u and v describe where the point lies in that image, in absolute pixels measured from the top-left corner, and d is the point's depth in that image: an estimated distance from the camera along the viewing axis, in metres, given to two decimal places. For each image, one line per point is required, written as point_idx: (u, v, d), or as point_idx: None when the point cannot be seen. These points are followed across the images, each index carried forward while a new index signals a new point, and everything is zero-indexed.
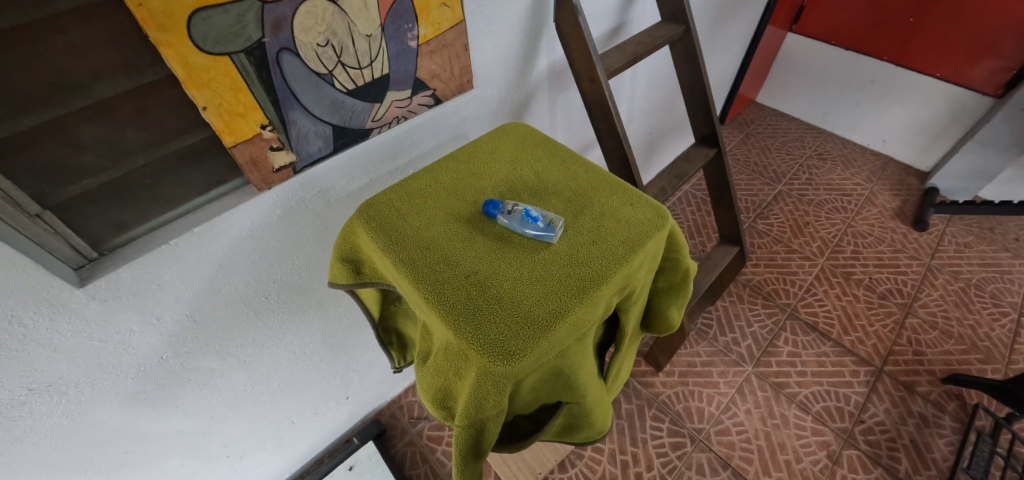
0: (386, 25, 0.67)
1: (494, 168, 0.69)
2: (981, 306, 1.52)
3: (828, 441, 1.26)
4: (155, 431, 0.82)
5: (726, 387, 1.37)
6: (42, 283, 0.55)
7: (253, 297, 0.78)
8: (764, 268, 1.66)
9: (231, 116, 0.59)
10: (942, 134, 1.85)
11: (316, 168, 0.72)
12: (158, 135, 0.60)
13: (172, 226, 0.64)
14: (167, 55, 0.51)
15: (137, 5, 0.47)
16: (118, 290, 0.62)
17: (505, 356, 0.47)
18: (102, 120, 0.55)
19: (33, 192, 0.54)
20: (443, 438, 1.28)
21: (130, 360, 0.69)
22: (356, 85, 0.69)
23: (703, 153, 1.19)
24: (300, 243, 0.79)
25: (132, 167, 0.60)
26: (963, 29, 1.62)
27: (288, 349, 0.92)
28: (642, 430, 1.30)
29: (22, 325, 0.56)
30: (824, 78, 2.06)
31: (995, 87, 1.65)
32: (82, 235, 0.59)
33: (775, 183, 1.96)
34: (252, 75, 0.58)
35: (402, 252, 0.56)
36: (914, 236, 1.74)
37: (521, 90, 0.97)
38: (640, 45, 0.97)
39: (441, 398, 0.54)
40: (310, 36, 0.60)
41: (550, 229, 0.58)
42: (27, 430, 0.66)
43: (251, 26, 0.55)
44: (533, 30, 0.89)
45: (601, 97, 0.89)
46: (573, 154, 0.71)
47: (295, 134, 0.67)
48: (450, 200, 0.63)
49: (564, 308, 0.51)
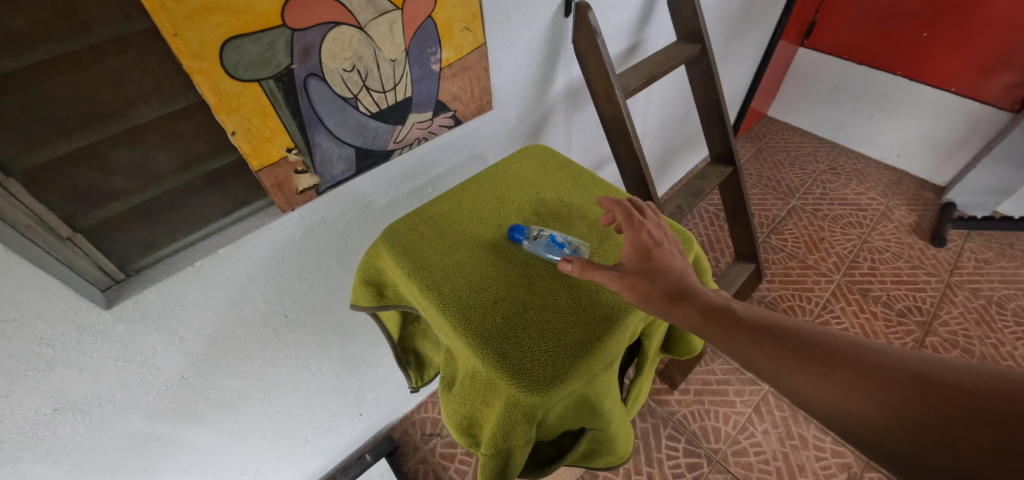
0: (410, 49, 0.68)
1: (516, 192, 0.69)
2: (1003, 325, 1.49)
3: (848, 463, 1.23)
4: (172, 450, 0.81)
5: (743, 406, 1.35)
6: (71, 306, 0.55)
7: (273, 317, 0.78)
8: (779, 284, 1.65)
9: (258, 140, 0.60)
10: (958, 149, 1.83)
11: (340, 189, 0.73)
12: (187, 159, 0.61)
13: (197, 247, 0.65)
14: (199, 82, 0.52)
15: (173, 35, 0.48)
16: (144, 311, 0.62)
17: (536, 386, 0.47)
18: (133, 145, 0.56)
19: (65, 215, 0.54)
20: (456, 455, 1.26)
21: (152, 379, 0.69)
22: (380, 108, 0.69)
23: (719, 171, 1.18)
24: (321, 263, 0.79)
25: (160, 190, 0.61)
26: (978, 41, 1.61)
27: (305, 366, 0.92)
28: (657, 449, 1.28)
29: (50, 346, 0.56)
30: (837, 92, 2.05)
31: (1011, 102, 1.63)
32: (110, 257, 0.60)
33: (788, 198, 1.94)
34: (280, 101, 0.59)
35: (428, 277, 0.57)
36: (932, 252, 1.71)
37: (539, 110, 0.98)
38: (657, 65, 0.97)
39: (465, 424, 0.54)
40: (337, 62, 0.61)
41: (576, 255, 0.58)
42: (49, 450, 0.66)
43: (281, 53, 0.56)
44: (551, 51, 0.89)
45: (619, 117, 0.90)
46: (596, 177, 0.72)
47: (319, 156, 0.67)
48: (475, 224, 0.64)
49: (593, 337, 0.51)
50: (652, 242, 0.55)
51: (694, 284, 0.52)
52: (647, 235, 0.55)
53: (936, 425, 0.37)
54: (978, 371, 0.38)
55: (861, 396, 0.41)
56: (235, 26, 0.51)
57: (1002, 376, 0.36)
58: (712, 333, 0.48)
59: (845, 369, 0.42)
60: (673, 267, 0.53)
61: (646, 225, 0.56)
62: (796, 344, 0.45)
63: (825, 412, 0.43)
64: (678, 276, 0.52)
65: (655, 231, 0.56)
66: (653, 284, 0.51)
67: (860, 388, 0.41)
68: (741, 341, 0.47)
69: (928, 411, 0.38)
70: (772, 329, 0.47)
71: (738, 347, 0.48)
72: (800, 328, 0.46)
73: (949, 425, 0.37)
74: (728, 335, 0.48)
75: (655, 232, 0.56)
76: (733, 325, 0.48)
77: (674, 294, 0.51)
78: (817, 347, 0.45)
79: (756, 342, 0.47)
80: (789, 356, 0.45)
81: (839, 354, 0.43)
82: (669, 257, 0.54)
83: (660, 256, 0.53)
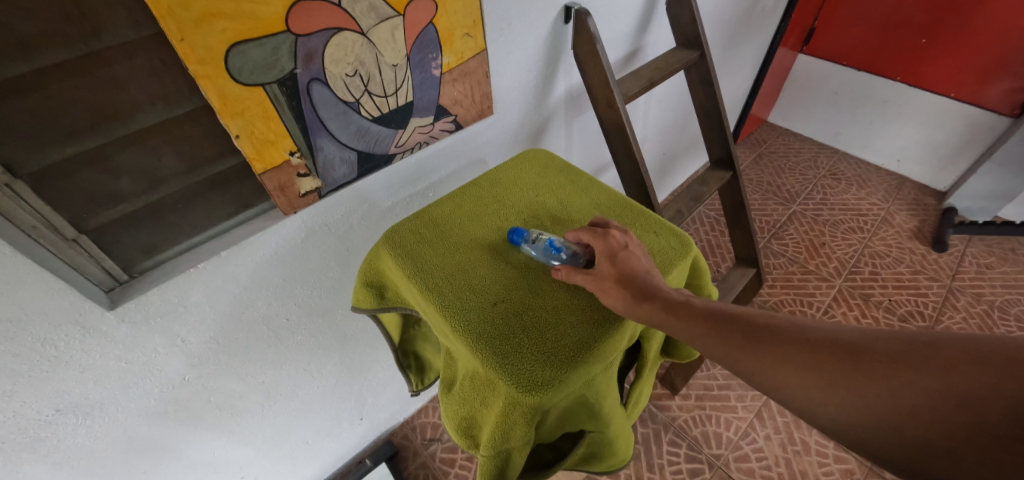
0: (412, 54, 0.69)
1: (516, 195, 0.69)
2: (1006, 330, 1.48)
3: (851, 469, 1.22)
4: (174, 452, 0.82)
5: (745, 411, 1.34)
6: (76, 307, 0.56)
7: (275, 319, 0.79)
8: (780, 289, 1.64)
9: (262, 143, 0.61)
10: (958, 154, 1.83)
11: (341, 192, 0.74)
12: (192, 162, 0.62)
13: (200, 249, 0.66)
14: (204, 86, 0.53)
15: (179, 40, 0.49)
16: (146, 312, 0.63)
17: (533, 386, 0.47)
18: (139, 149, 0.57)
19: (71, 217, 0.55)
20: (456, 460, 1.26)
21: (154, 380, 0.70)
22: (382, 113, 0.70)
23: (718, 176, 1.19)
24: (323, 266, 0.80)
25: (165, 192, 0.62)
26: (977, 47, 1.62)
27: (306, 370, 0.92)
28: (659, 455, 1.28)
29: (53, 346, 0.57)
30: (836, 98, 2.06)
31: (1011, 107, 1.63)
32: (114, 259, 0.61)
33: (789, 203, 1.95)
34: (283, 104, 0.60)
35: (427, 278, 0.57)
36: (934, 257, 1.71)
37: (539, 114, 0.99)
38: (656, 70, 0.98)
39: (464, 425, 0.55)
40: (339, 67, 0.62)
41: (573, 259, 0.58)
42: (50, 451, 0.66)
43: (285, 58, 0.57)
44: (551, 57, 0.90)
45: (619, 122, 0.90)
46: (594, 180, 0.72)
47: (321, 160, 0.68)
48: (475, 227, 0.64)
49: (591, 339, 0.51)
50: (619, 245, 0.57)
51: (658, 284, 0.53)
52: (614, 240, 0.57)
53: (870, 392, 0.40)
54: (900, 337, 0.40)
55: (805, 372, 0.43)
56: (241, 32, 0.52)
57: (918, 339, 0.39)
58: (674, 327, 0.50)
59: (791, 351, 0.44)
60: (638, 269, 0.55)
61: (611, 232, 0.58)
62: (751, 332, 0.48)
63: (782, 392, 0.45)
64: (643, 278, 0.54)
65: (619, 235, 0.58)
66: (625, 286, 0.53)
67: (803, 367, 0.43)
68: (699, 331, 0.50)
69: (862, 380, 0.40)
70: (728, 319, 0.50)
71: (697, 338, 0.50)
72: (751, 317, 0.49)
73: (879, 391, 0.39)
74: (688, 326, 0.50)
75: (624, 241, 0.57)
76: (692, 317, 0.50)
77: (643, 294, 0.52)
78: (767, 332, 0.47)
79: (714, 332, 0.49)
80: (742, 342, 0.47)
81: (784, 336, 0.46)
82: (635, 261, 0.55)
83: (629, 258, 0.55)
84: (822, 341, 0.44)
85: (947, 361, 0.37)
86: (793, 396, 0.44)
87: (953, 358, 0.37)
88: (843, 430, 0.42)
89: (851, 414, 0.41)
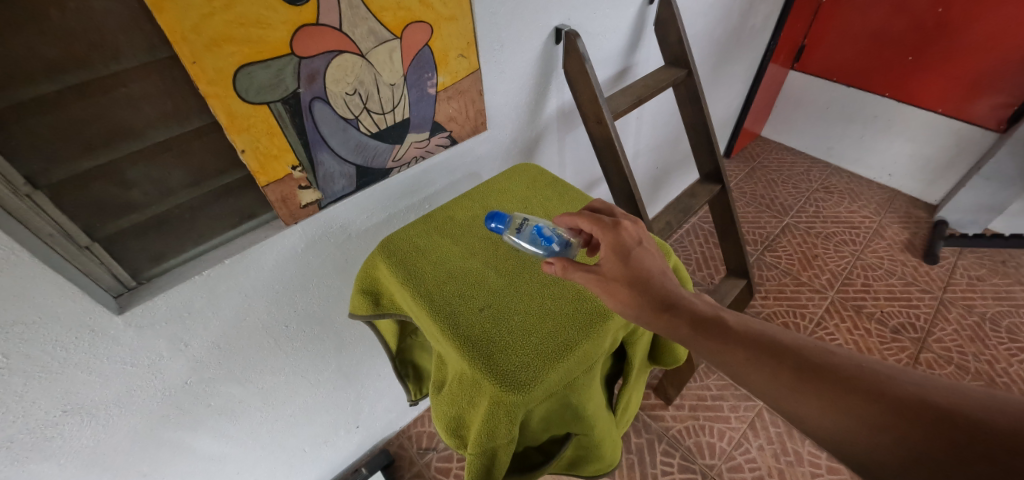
0: (409, 74, 0.73)
1: (505, 207, 0.73)
2: (996, 341, 1.50)
3: None
4: (174, 455, 0.84)
5: (738, 421, 1.36)
6: (84, 310, 0.59)
7: (274, 326, 0.81)
8: (774, 300, 1.67)
9: (266, 158, 0.65)
10: (948, 168, 1.87)
11: (339, 204, 0.77)
12: (199, 175, 0.66)
13: (204, 257, 0.69)
14: (213, 105, 0.56)
15: (192, 63, 0.53)
16: (153, 317, 0.66)
17: (514, 386, 0.50)
18: (151, 163, 0.61)
19: (85, 225, 0.58)
20: (451, 470, 1.27)
21: (156, 384, 0.72)
22: (379, 129, 0.74)
23: (708, 189, 1.23)
24: (322, 275, 0.83)
25: (173, 203, 0.65)
26: (964, 64, 1.66)
27: (304, 377, 0.94)
28: (652, 465, 1.29)
29: (64, 349, 0.60)
30: (827, 113, 2.11)
31: (998, 122, 1.67)
32: (123, 266, 0.64)
33: (781, 216, 1.98)
34: (287, 121, 0.63)
35: (421, 285, 0.61)
36: (926, 269, 1.74)
37: (532, 130, 1.03)
38: (645, 88, 1.02)
39: (453, 426, 0.57)
40: (340, 86, 0.66)
41: (565, 249, 0.63)
42: (55, 452, 0.69)
43: (289, 78, 0.61)
44: (543, 75, 0.95)
45: (608, 138, 0.94)
46: (581, 193, 0.76)
47: (322, 174, 0.72)
48: (466, 236, 0.68)
49: (570, 340, 0.54)
50: (632, 241, 0.58)
51: (675, 288, 0.55)
52: (625, 234, 0.58)
53: (906, 437, 0.40)
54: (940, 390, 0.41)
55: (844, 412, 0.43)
56: (248, 55, 0.56)
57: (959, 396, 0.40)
58: (709, 350, 0.51)
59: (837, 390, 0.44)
60: (650, 267, 0.56)
61: (624, 224, 0.59)
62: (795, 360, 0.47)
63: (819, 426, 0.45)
64: (660, 282, 0.55)
65: (631, 229, 0.59)
66: (647, 291, 0.54)
67: (843, 406, 0.43)
68: (732, 355, 0.50)
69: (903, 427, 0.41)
70: (764, 343, 0.50)
71: (728, 361, 0.50)
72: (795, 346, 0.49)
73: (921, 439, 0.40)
74: (725, 350, 0.50)
75: (642, 243, 0.58)
76: (727, 340, 0.51)
77: (664, 305, 0.54)
78: (805, 363, 0.47)
79: (755, 356, 0.49)
80: (782, 372, 0.47)
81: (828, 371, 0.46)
82: (649, 259, 0.57)
83: (643, 254, 0.57)
84: (853, 379, 0.44)
85: (968, 417, 0.39)
86: (824, 428, 0.44)
87: (982, 417, 0.38)
88: (862, 463, 0.43)
89: (883, 454, 0.41)
